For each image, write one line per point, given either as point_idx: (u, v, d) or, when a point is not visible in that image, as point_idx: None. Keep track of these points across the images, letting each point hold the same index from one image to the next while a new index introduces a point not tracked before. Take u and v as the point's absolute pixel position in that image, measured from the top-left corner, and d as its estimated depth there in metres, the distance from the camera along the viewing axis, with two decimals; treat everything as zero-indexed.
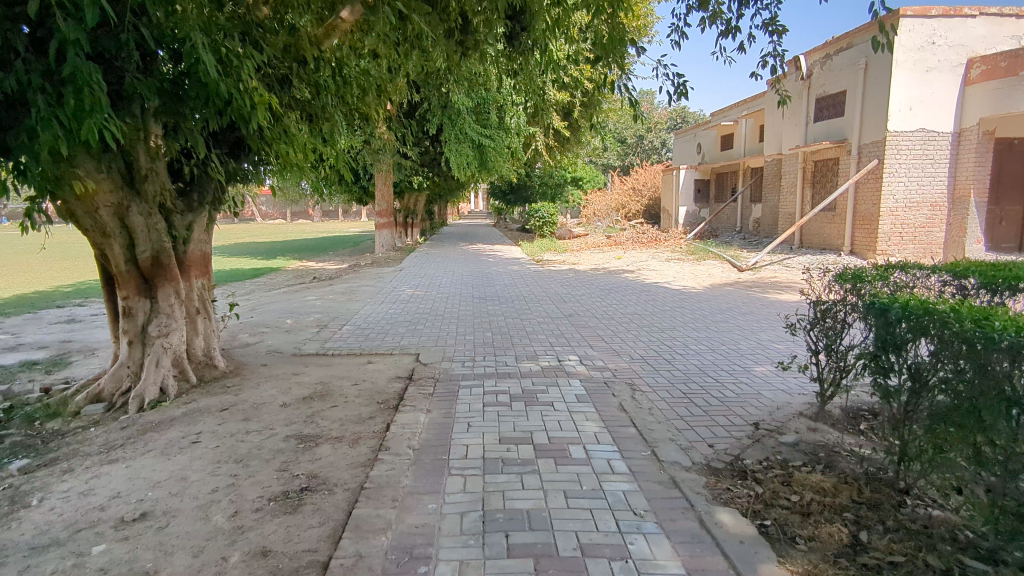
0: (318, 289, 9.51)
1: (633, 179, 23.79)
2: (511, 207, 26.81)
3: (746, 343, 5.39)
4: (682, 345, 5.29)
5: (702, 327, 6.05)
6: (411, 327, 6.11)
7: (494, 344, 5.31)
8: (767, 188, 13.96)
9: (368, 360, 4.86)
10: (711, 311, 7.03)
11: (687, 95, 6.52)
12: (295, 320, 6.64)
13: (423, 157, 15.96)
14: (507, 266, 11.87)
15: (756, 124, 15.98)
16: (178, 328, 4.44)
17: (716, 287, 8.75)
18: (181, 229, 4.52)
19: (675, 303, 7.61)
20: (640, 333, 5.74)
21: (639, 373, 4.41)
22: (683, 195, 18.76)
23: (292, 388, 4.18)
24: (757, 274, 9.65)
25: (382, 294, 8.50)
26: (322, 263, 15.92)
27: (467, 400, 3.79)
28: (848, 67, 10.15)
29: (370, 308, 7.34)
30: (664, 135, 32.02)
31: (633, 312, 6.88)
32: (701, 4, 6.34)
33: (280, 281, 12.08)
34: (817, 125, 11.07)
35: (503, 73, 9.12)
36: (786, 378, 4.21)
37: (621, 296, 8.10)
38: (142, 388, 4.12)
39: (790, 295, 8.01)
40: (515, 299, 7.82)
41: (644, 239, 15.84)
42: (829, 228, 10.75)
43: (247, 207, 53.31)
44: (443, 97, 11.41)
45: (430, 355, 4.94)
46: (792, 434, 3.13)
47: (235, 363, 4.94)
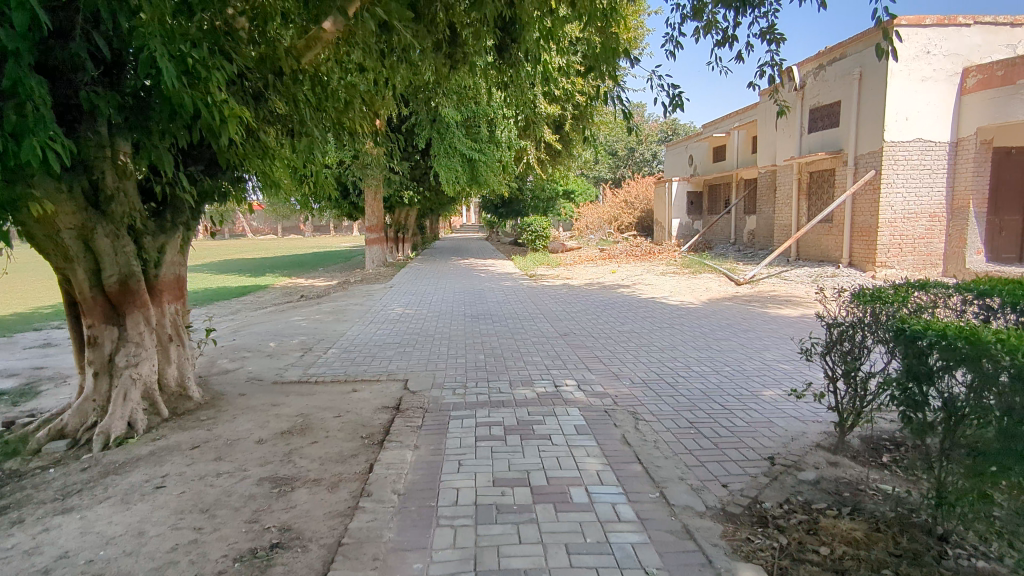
0: (305, 308, 9.23)
1: (625, 192, 23.70)
2: (503, 220, 26.65)
3: (750, 363, 5.15)
4: (684, 367, 5.04)
5: (703, 346, 5.81)
6: (399, 350, 5.84)
7: (486, 368, 5.05)
8: (761, 200, 13.82)
9: (353, 388, 4.59)
10: (711, 328, 6.79)
11: (683, 107, 6.34)
12: (278, 343, 6.35)
13: (414, 172, 15.75)
14: (500, 282, 11.64)
15: (748, 135, 15.89)
16: (149, 357, 4.14)
17: (714, 302, 8.53)
18: (152, 251, 4.24)
19: (673, 319, 7.37)
20: (640, 354, 5.49)
21: (641, 399, 4.15)
22: (676, 207, 18.64)
23: (271, 422, 3.90)
24: (755, 287, 9.44)
25: (371, 313, 8.23)
26: (311, 279, 15.64)
27: (458, 433, 3.52)
28: (842, 77, 10.03)
29: (357, 329, 7.07)
30: (654, 147, 32.06)
31: (631, 331, 6.63)
32: (695, 13, 6.18)
33: (267, 300, 11.78)
34: (812, 136, 10.94)
35: (493, 85, 8.94)
36: (796, 404, 3.97)
37: (617, 313, 7.86)
38: (107, 423, 3.81)
39: (791, 310, 7.80)
40: (508, 318, 7.55)
41: (638, 252, 15.66)
42: (826, 240, 10.58)
43: (237, 223, 52.90)
44: (432, 112, 11.23)
45: (418, 382, 4.67)
46: (812, 471, 2.88)
47: (212, 393, 4.64)
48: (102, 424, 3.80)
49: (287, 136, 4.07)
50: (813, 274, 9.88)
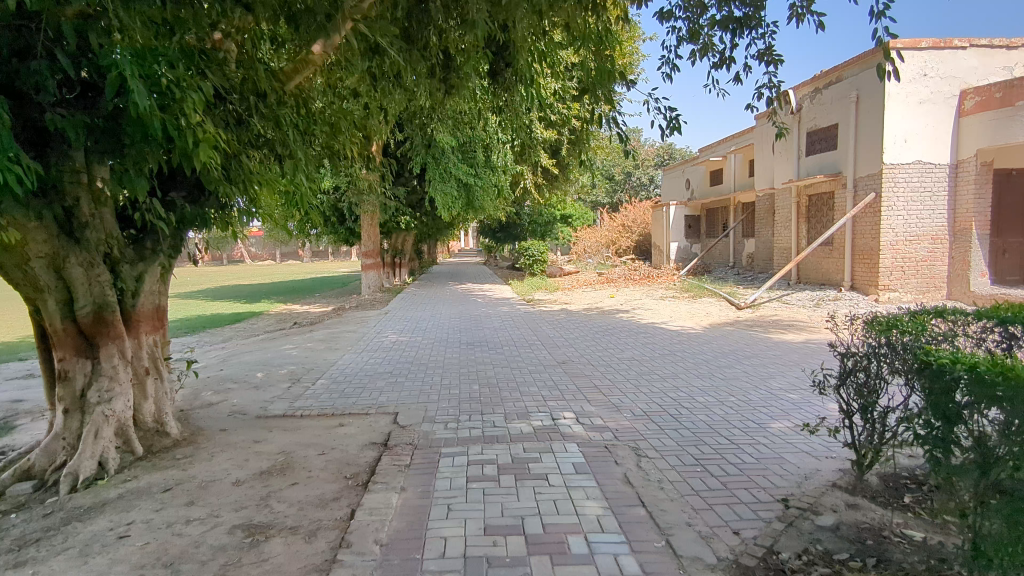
0: (297, 335, 9.01)
1: (623, 215, 23.66)
2: (501, 245, 26.57)
3: (756, 393, 4.94)
4: (687, 397, 4.83)
5: (706, 375, 5.60)
6: (391, 380, 5.61)
7: (480, 400, 4.82)
8: (760, 223, 13.71)
9: (339, 423, 4.36)
10: (714, 355, 6.58)
11: (680, 130, 6.24)
12: (266, 374, 6.13)
13: (410, 197, 15.66)
14: (496, 307, 11.44)
15: (745, 159, 15.86)
16: (124, 393, 3.92)
17: (715, 327, 8.34)
18: (129, 281, 4.05)
19: (674, 346, 7.16)
20: (641, 384, 5.27)
21: (643, 434, 3.93)
22: (674, 231, 18.55)
23: (250, 461, 3.67)
24: (756, 312, 9.26)
25: (363, 341, 8.01)
26: (306, 306, 15.43)
27: (448, 474, 3.30)
28: (839, 100, 9.98)
29: (349, 358, 6.85)
30: (651, 172, 32.17)
31: (631, 358, 6.42)
32: (691, 36, 6.09)
33: (260, 327, 11.57)
34: (810, 159, 10.86)
35: (489, 109, 8.87)
36: (807, 438, 3.75)
37: (617, 339, 7.65)
38: (76, 464, 3.58)
39: (794, 335, 7.61)
40: (505, 345, 7.33)
41: (637, 276, 15.51)
42: (827, 263, 10.43)
43: (235, 250, 52.84)
44: (427, 137, 11.16)
45: (409, 416, 4.44)
46: (830, 515, 2.67)
47: (192, 428, 4.41)
48: (70, 464, 3.56)
49: (283, 163, 3.86)
50: (815, 298, 9.71)
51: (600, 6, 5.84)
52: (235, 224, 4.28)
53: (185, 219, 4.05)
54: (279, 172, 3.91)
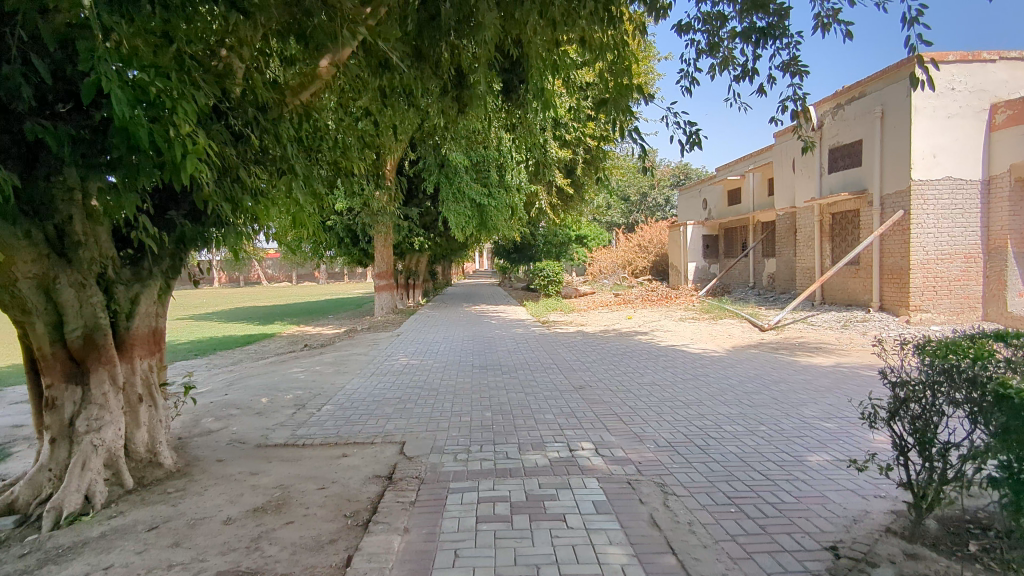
0: (307, 358, 8.80)
1: (639, 236, 23.39)
2: (516, 266, 26.35)
3: (788, 422, 4.60)
4: (714, 427, 4.50)
5: (733, 402, 5.26)
6: (400, 407, 5.35)
7: (493, 429, 4.53)
8: (781, 242, 13.36)
9: (342, 454, 4.10)
10: (739, 380, 6.24)
11: (700, 143, 5.96)
12: (271, 399, 5.89)
13: (424, 218, 15.53)
14: (511, 329, 11.17)
15: (763, 177, 15.55)
16: (114, 421, 3.70)
17: (739, 350, 7.99)
18: (123, 302, 3.85)
19: (696, 370, 6.82)
20: (663, 412, 4.94)
21: (669, 468, 3.62)
22: (691, 251, 18.21)
23: (244, 496, 3.42)
24: (780, 334, 8.90)
25: (373, 364, 7.76)
26: (319, 327, 15.29)
27: (456, 513, 3.02)
28: (862, 116, 9.70)
29: (357, 382, 6.60)
30: (667, 192, 31.93)
31: (652, 383, 6.09)
32: (710, 49, 5.84)
33: (271, 349, 11.39)
34: (833, 176, 10.55)
35: (504, 127, 8.70)
36: (850, 474, 3.42)
37: (636, 363, 7.33)
38: (60, 498, 3.34)
39: (823, 358, 7.24)
40: (519, 369, 7.04)
41: (654, 297, 15.17)
42: (853, 283, 10.05)
43: (253, 272, 53.25)
44: (440, 156, 11.03)
45: (416, 446, 4.16)
46: (887, 566, 2.35)
47: (188, 458, 4.18)
48: (53, 498, 3.32)
49: (294, 173, 3.63)
50: (842, 320, 9.33)
51: (616, 18, 5.64)
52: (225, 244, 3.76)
53: (188, 238, 3.82)
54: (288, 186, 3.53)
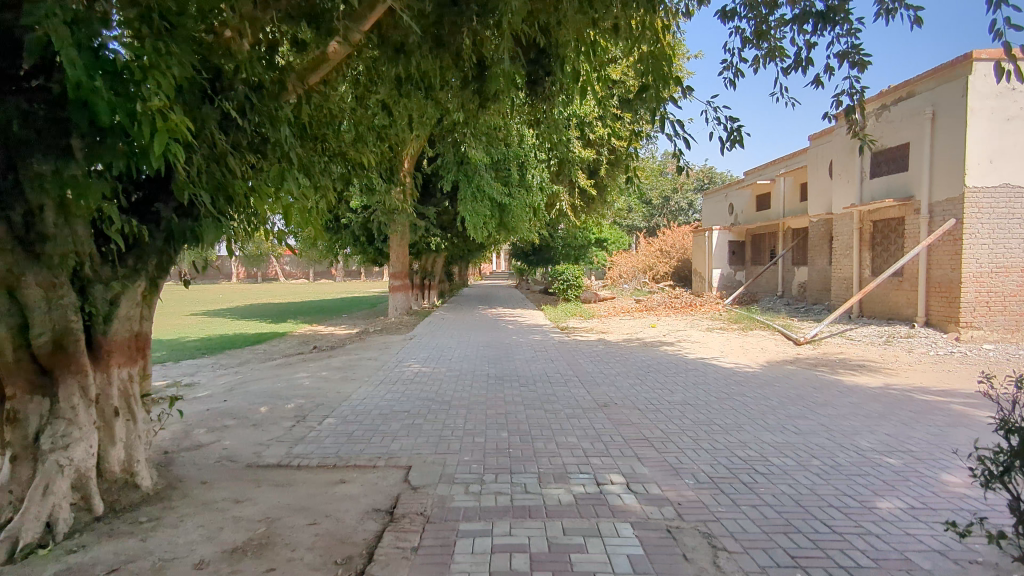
0: (315, 362, 8.40)
1: (661, 240, 22.79)
2: (534, 268, 25.86)
3: (845, 456, 4.06)
4: (760, 459, 3.99)
5: (776, 427, 4.73)
6: (407, 422, 4.89)
7: (509, 454, 4.06)
8: (814, 250, 12.73)
9: (341, 480, 3.65)
10: (778, 400, 5.69)
11: (742, 140, 5.46)
12: (269, 408, 5.47)
13: (441, 218, 15.12)
14: (528, 335, 10.69)
15: (795, 182, 14.90)
16: (85, 438, 3.28)
17: (774, 366, 7.44)
18: (100, 304, 3.42)
19: (730, 387, 6.29)
20: (700, 438, 4.43)
21: (714, 512, 3.11)
22: (716, 257, 17.60)
23: (224, 531, 2.98)
24: (818, 349, 8.32)
25: (382, 371, 7.32)
26: (332, 327, 14.95)
27: (466, 566, 2.54)
28: (910, 117, 9.08)
29: (363, 391, 6.15)
30: (690, 197, 31.25)
31: (683, 403, 5.56)
32: (757, 38, 5.31)
33: (280, 350, 11.03)
34: (875, 182, 9.93)
35: (527, 123, 8.25)
36: (933, 531, 2.88)
37: (663, 377, 6.82)
38: (16, 527, 2.91)
39: (869, 378, 6.66)
40: (538, 381, 6.55)
41: (678, 304, 14.60)
42: (896, 295, 9.42)
43: (270, 267, 53.36)
44: (459, 152, 10.60)
45: (423, 473, 3.70)
46: None
47: (169, 479, 3.75)
48: (9, 528, 2.89)
49: (290, 162, 3.18)
50: (884, 335, 8.71)
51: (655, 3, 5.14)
52: (207, 237, 3.26)
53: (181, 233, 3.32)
54: (287, 173, 3.09)
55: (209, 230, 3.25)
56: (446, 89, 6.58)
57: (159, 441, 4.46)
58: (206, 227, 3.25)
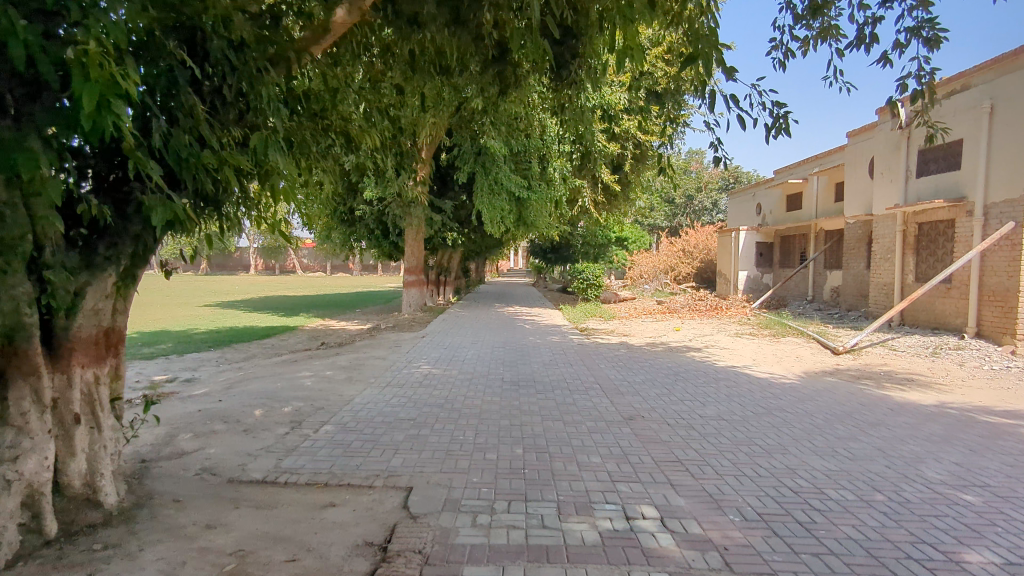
0: (322, 359, 8.00)
1: (684, 240, 22.13)
2: (553, 266, 25.32)
3: (912, 489, 3.51)
4: (814, 491, 3.44)
5: (826, 451, 4.18)
6: (413, 433, 4.42)
7: (523, 476, 3.57)
8: (851, 253, 12.04)
9: (330, 503, 3.19)
10: (823, 418, 5.12)
11: (790, 128, 4.91)
12: (264, 412, 5.02)
13: (458, 212, 14.65)
14: (545, 336, 10.19)
15: (829, 181, 14.20)
16: (38, 449, 2.84)
17: (812, 377, 6.87)
18: (65, 295, 2.94)
19: (767, 400, 5.74)
20: (740, 462, 3.90)
21: (768, 562, 2.59)
22: (743, 258, 16.93)
23: (186, 566, 2.53)
24: (858, 359, 7.72)
25: (390, 371, 6.87)
26: (344, 322, 14.58)
27: None
28: (964, 112, 8.42)
29: (367, 394, 5.69)
30: (715, 196, 30.46)
31: (717, 418, 5.03)
32: (810, 14, 4.73)
33: (289, 345, 10.67)
34: (921, 181, 9.26)
35: (550, 109, 7.76)
36: None
37: (692, 386, 6.28)
38: None
39: (920, 394, 6.06)
40: (557, 389, 6.05)
41: (702, 307, 14.01)
42: (943, 303, 8.76)
43: (289, 260, 53.51)
44: (477, 141, 10.12)
45: (425, 497, 3.23)
46: None
47: (139, 495, 3.32)
48: None
49: (271, 138, 2.66)
50: (930, 346, 8.07)
51: None
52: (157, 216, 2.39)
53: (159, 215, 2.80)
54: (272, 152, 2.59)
55: (158, 208, 2.36)
56: (466, 71, 6.08)
57: (138, 448, 4.06)
58: (153, 204, 2.36)
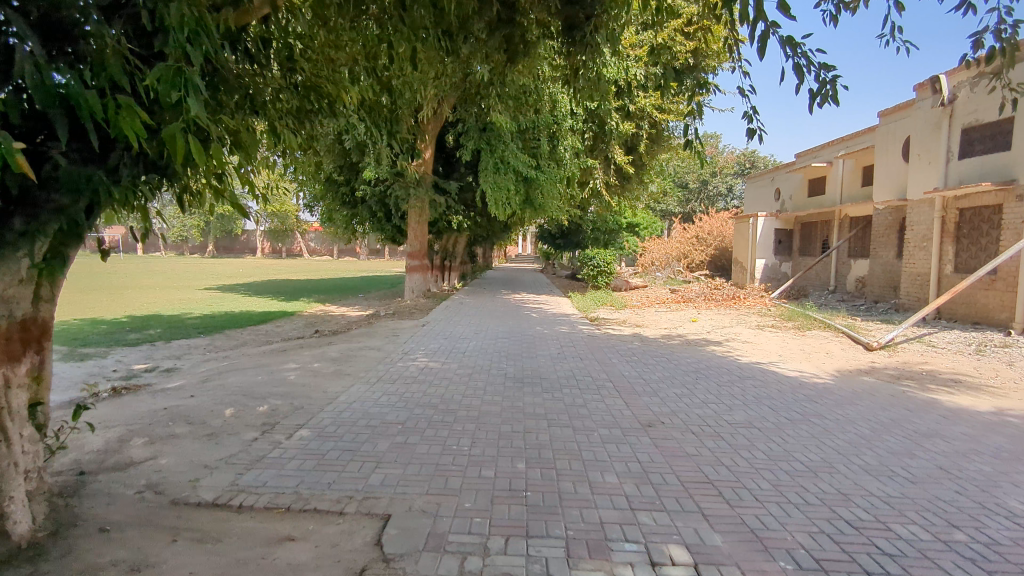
0: (313, 349, 7.45)
1: (698, 226, 21.37)
2: (561, 252, 24.63)
3: (997, 525, 2.88)
4: (880, 527, 2.82)
5: (882, 470, 3.56)
6: (399, 442, 3.84)
7: (525, 501, 2.98)
8: (881, 241, 11.33)
9: (287, 537, 2.60)
10: (868, 426, 4.49)
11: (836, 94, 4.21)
12: (235, 412, 4.45)
13: (463, 194, 14.01)
14: (554, 326, 9.59)
15: (856, 164, 13.43)
16: None
17: (847, 376, 6.23)
18: None
19: (800, 404, 5.11)
20: (782, 484, 3.30)
21: None
22: (761, 246, 16.21)
23: None
24: (894, 356, 7.07)
25: (383, 364, 6.30)
26: (345, 308, 14.04)
27: None
28: None
29: (354, 392, 5.11)
30: (730, 181, 29.60)
31: (748, 426, 4.42)
32: None
33: (282, 332, 10.14)
34: (965, 162, 8.54)
35: (559, 77, 7.08)
36: None
37: (716, 386, 5.67)
38: None
39: (972, 399, 5.41)
40: (565, 387, 5.44)
41: (718, 296, 13.33)
42: (987, 296, 8.07)
43: (295, 243, 53.09)
44: (482, 115, 9.46)
45: (403, 531, 2.64)
46: None
47: (63, 519, 2.75)
48: None
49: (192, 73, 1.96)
50: (973, 343, 7.40)
51: None
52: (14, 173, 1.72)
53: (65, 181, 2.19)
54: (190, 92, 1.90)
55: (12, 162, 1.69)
56: (470, 34, 5.43)
57: (81, 457, 3.50)
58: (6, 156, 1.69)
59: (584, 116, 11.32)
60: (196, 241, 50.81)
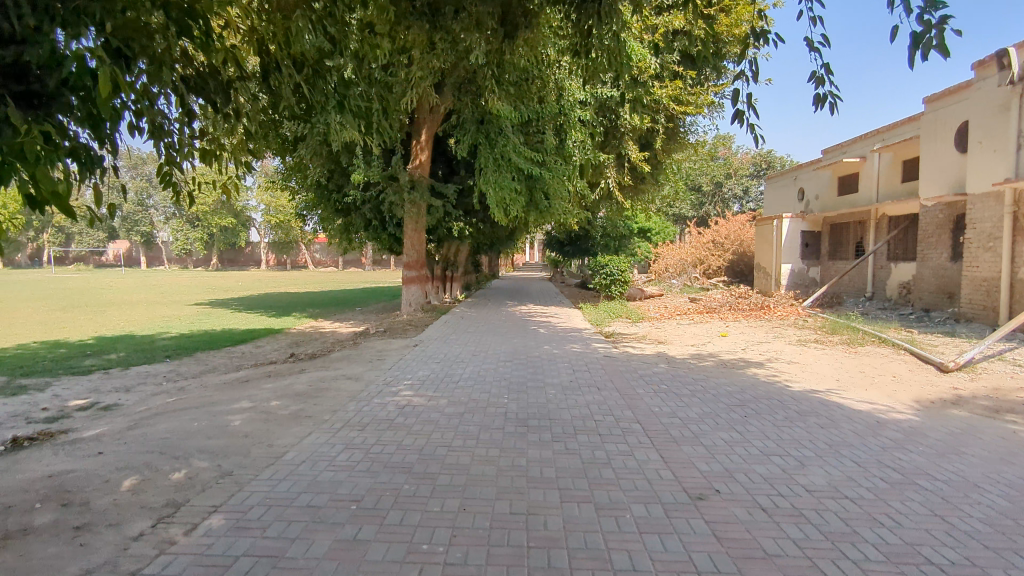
0: (280, 379, 6.29)
1: (714, 230, 20.19)
2: (570, 259, 23.50)
3: None
4: None
5: None
6: (345, 538, 2.65)
7: None
8: (933, 241, 10.05)
9: None
10: (1001, 493, 3.26)
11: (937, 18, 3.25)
12: (136, 483, 3.28)
13: (462, 198, 12.88)
14: (565, 344, 8.40)
15: (896, 157, 12.14)
16: None
17: (932, 409, 5.01)
18: None
19: (892, 455, 3.87)
20: None
21: None
22: (786, 250, 14.96)
23: None
24: (978, 380, 5.84)
25: (357, 402, 5.13)
26: (336, 325, 12.91)
27: None
28: None
29: (307, 446, 3.93)
30: (745, 183, 28.51)
31: (839, 498, 3.18)
32: None
33: (258, 355, 9.01)
34: None
35: (567, 54, 6.02)
36: None
37: (771, 427, 4.45)
38: None
39: None
40: (580, 434, 4.23)
41: (743, 305, 12.12)
42: None
43: (300, 254, 52.19)
44: (479, 103, 8.40)
45: None
46: None
47: None
48: None
49: None
50: None
51: None
52: None
53: None
54: None
55: None
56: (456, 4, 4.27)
57: None
58: None
59: (593, 107, 10.24)
60: (199, 254, 50.02)
